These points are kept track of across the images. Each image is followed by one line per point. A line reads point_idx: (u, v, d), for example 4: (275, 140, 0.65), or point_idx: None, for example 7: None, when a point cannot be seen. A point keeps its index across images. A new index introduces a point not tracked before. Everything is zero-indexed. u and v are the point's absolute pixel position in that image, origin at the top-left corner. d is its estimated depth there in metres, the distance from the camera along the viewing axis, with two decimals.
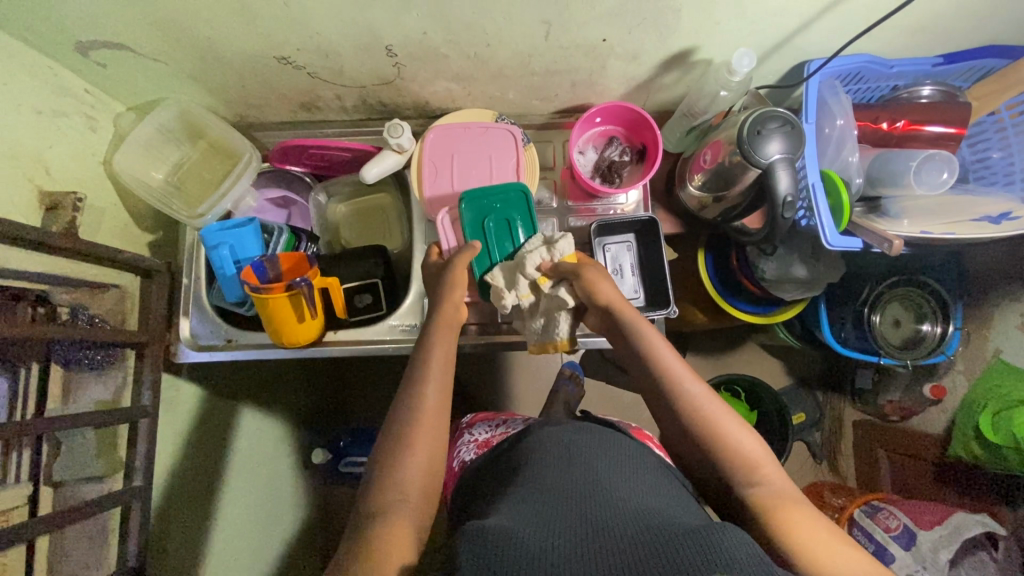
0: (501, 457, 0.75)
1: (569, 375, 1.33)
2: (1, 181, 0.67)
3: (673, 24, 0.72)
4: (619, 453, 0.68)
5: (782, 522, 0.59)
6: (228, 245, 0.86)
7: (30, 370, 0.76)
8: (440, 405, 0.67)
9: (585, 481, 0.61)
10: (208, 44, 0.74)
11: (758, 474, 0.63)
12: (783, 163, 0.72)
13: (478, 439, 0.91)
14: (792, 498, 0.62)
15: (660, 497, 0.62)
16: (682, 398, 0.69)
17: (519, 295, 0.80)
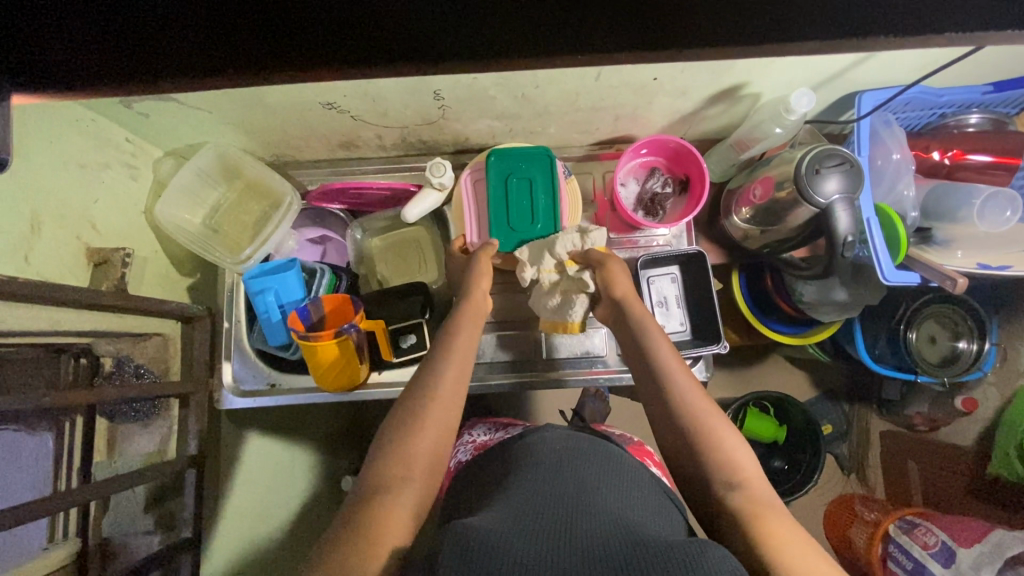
0: (486, 467, 0.71)
1: (594, 392, 1.32)
2: (52, 243, 0.66)
3: (728, 62, 0.71)
4: (609, 462, 0.67)
5: (761, 528, 0.55)
6: (272, 291, 0.86)
7: (75, 423, 0.77)
8: (450, 405, 0.64)
9: (571, 490, 0.59)
10: (254, 93, 0.73)
11: (740, 479, 0.61)
12: (842, 202, 0.71)
13: (476, 440, 0.90)
14: (777, 511, 0.58)
15: (644, 513, 0.60)
16: (680, 394, 0.67)
17: (540, 271, 0.82)
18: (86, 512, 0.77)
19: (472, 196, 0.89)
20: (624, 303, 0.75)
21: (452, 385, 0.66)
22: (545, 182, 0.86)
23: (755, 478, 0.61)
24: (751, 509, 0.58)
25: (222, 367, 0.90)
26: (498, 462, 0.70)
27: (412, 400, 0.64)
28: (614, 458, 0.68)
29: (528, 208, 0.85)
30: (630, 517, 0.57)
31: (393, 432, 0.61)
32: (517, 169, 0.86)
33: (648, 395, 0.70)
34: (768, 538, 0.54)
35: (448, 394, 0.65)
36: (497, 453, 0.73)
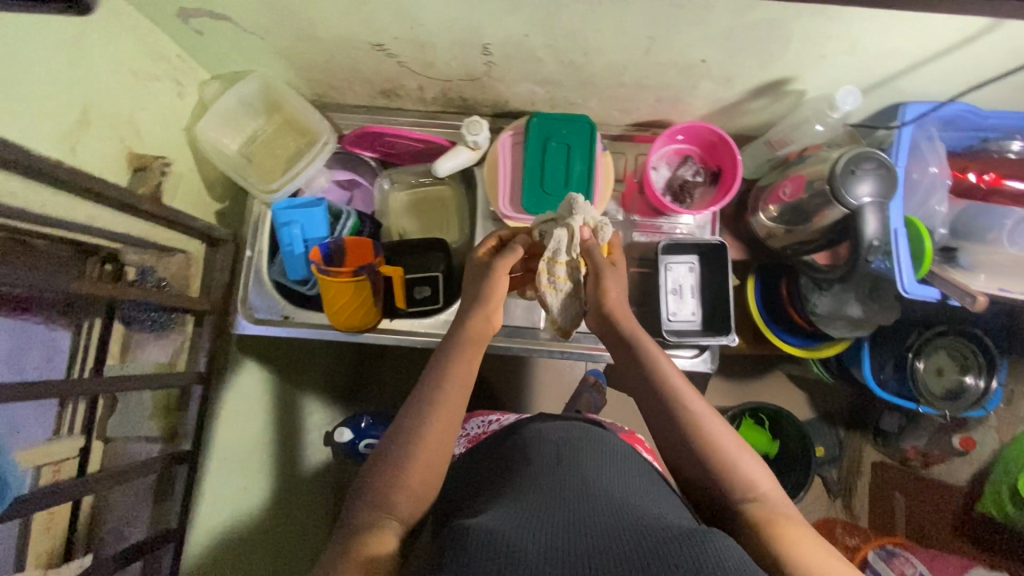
0: (492, 450, 0.72)
1: (591, 382, 1.35)
2: (96, 140, 0.67)
3: (779, 51, 0.71)
4: (611, 453, 0.67)
5: (778, 536, 0.58)
6: (297, 224, 0.87)
7: (93, 324, 0.81)
8: (442, 428, 0.65)
9: (574, 477, 0.60)
10: (309, 24, 0.74)
11: (756, 492, 0.62)
12: (873, 206, 0.71)
13: (469, 434, 0.94)
14: (790, 517, 0.61)
15: (657, 502, 0.60)
16: (688, 409, 0.67)
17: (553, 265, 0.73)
18: (94, 407, 0.81)
19: (509, 155, 0.91)
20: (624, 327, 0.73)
21: (443, 414, 0.66)
22: (583, 151, 0.88)
23: (768, 486, 0.63)
24: (765, 516, 0.60)
25: (239, 295, 0.91)
26: (500, 451, 0.71)
27: (407, 422, 0.65)
28: (616, 452, 0.68)
29: (563, 172, 0.89)
30: (631, 502, 0.57)
31: (400, 455, 0.63)
32: (556, 133, 0.89)
33: (661, 428, 0.69)
34: (778, 536, 0.58)
35: (438, 419, 0.65)
36: (505, 437, 0.73)
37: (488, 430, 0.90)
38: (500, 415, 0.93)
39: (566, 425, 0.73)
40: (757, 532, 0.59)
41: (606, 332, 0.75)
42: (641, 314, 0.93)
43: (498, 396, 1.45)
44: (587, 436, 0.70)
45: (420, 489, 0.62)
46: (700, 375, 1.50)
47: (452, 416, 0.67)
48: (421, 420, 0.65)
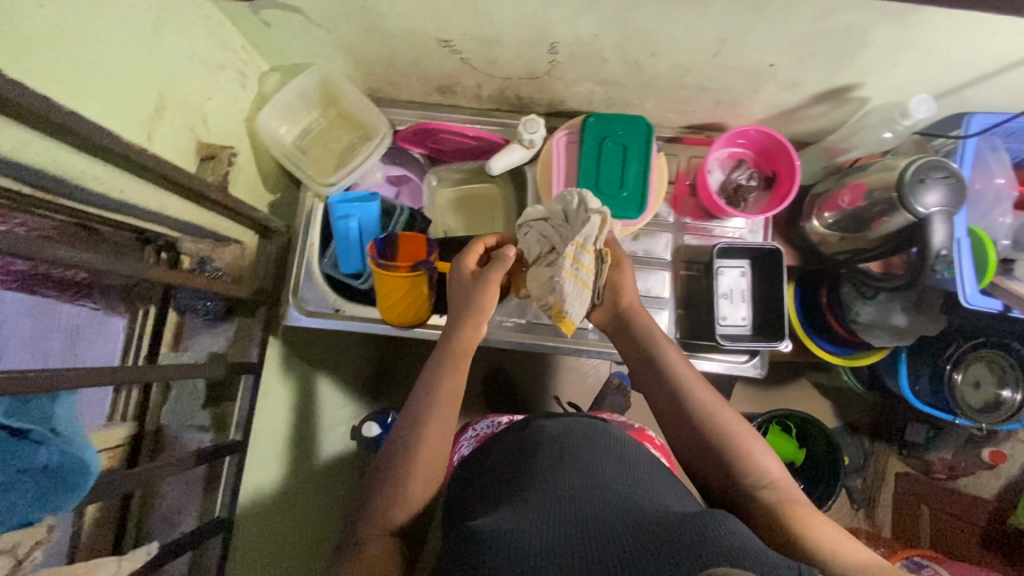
0: (502, 446, 0.72)
1: (617, 385, 1.36)
2: (169, 129, 0.68)
3: (850, 58, 0.71)
4: (621, 449, 0.66)
5: (793, 519, 0.60)
6: (354, 218, 0.89)
7: (147, 312, 0.82)
8: (440, 438, 0.67)
9: (579, 472, 0.60)
10: (379, 18, 0.74)
11: (768, 480, 0.65)
12: (942, 215, 0.71)
13: (478, 434, 0.92)
14: (801, 502, 0.63)
15: (667, 493, 0.60)
16: (694, 403, 0.71)
17: (580, 253, 0.74)
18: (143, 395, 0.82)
19: (564, 154, 0.91)
20: (629, 312, 0.80)
21: (439, 425, 0.67)
22: (639, 153, 0.88)
23: (779, 475, 0.65)
24: (779, 500, 0.63)
25: (291, 287, 0.91)
26: (508, 447, 0.71)
27: (408, 431, 0.67)
28: (624, 446, 0.68)
29: (618, 174, 0.88)
30: (640, 498, 0.57)
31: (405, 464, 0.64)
32: (613, 133, 0.88)
33: (668, 415, 0.73)
34: (796, 521, 0.60)
35: (434, 429, 0.67)
36: (513, 435, 0.73)
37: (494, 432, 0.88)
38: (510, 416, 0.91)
39: (570, 420, 0.73)
40: (771, 517, 0.61)
41: (620, 329, 0.81)
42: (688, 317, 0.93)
43: (525, 396, 1.45)
44: (594, 426, 0.71)
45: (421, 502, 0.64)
46: (727, 380, 1.50)
47: (447, 428, 0.68)
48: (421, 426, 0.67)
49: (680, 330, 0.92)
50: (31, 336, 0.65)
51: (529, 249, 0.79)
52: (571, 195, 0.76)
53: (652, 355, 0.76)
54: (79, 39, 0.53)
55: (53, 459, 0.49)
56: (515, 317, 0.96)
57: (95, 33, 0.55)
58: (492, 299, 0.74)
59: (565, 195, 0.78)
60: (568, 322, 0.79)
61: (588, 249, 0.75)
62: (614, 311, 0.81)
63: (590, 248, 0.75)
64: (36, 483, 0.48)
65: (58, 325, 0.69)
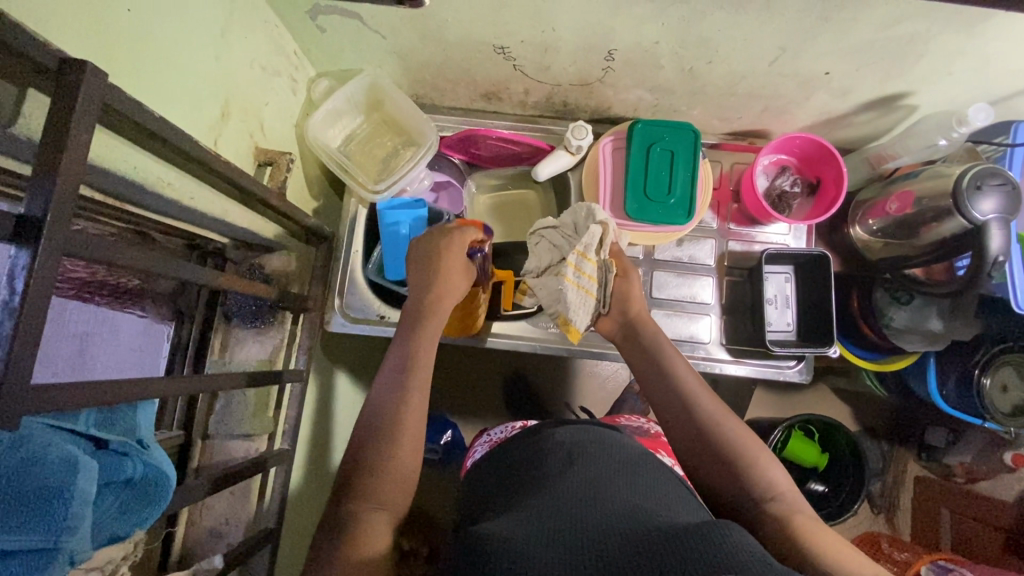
0: (511, 451, 0.72)
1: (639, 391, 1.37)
2: (232, 134, 0.67)
3: (907, 67, 0.72)
4: (628, 454, 0.66)
5: (801, 532, 0.57)
6: (404, 224, 0.88)
7: (195, 323, 0.81)
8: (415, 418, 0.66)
9: (582, 475, 0.60)
10: (437, 25, 0.74)
11: (776, 492, 0.62)
12: (998, 222, 0.71)
13: (492, 438, 0.93)
14: (810, 516, 0.60)
15: (670, 497, 0.59)
16: (703, 411, 0.68)
17: (581, 258, 0.79)
18: (193, 405, 0.81)
19: (610, 161, 0.92)
20: (637, 321, 0.79)
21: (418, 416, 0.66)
22: (687, 159, 0.88)
23: (787, 487, 0.62)
24: (786, 513, 0.59)
25: (337, 293, 0.91)
26: (511, 456, 0.71)
27: (390, 412, 0.65)
28: (628, 451, 0.67)
29: (666, 180, 0.88)
30: (648, 505, 0.56)
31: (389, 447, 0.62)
32: (660, 140, 0.89)
33: (669, 421, 0.70)
34: (804, 534, 0.57)
35: (415, 416, 0.66)
36: (521, 441, 0.72)
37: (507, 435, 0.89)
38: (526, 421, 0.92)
39: (578, 426, 0.73)
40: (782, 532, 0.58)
41: (626, 334, 0.79)
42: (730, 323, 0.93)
43: (547, 402, 1.45)
44: (597, 433, 0.70)
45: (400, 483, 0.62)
46: (749, 385, 1.50)
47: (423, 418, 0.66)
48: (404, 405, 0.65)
49: (725, 336, 0.92)
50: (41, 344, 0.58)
51: (541, 258, 0.87)
52: (580, 208, 0.83)
53: (658, 359, 0.75)
54: (153, 43, 0.52)
55: (138, 471, 0.48)
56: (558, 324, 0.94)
57: (170, 37, 0.55)
58: (452, 266, 0.77)
59: (575, 209, 0.84)
60: (574, 330, 0.81)
61: (590, 258, 0.79)
62: (624, 319, 0.80)
63: (591, 257, 0.79)
64: (119, 496, 0.47)
65: (67, 333, 0.61)
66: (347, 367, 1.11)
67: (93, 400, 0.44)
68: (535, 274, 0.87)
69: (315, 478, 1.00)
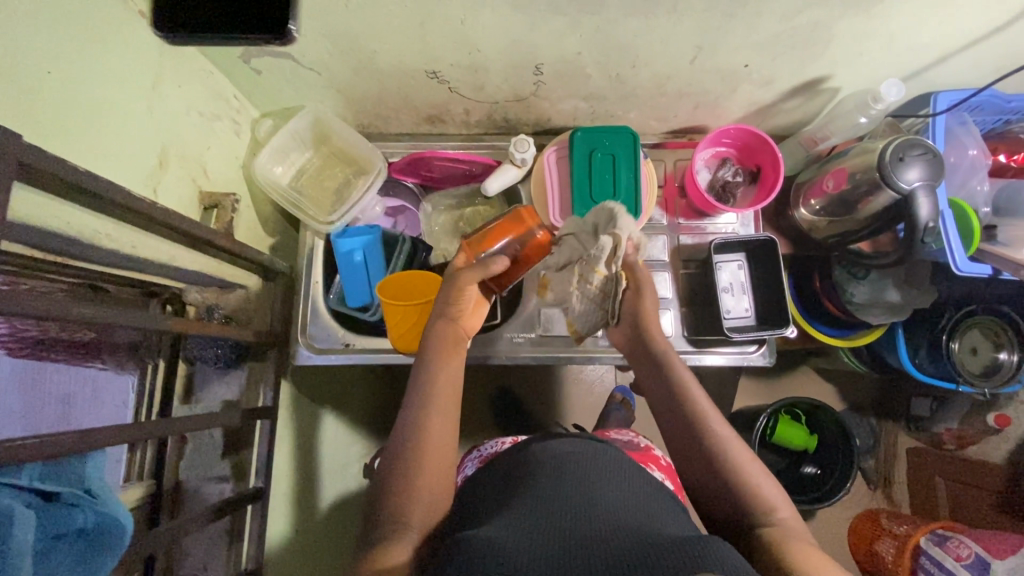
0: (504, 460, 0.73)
1: (619, 400, 1.38)
2: (172, 181, 0.69)
3: (819, 53, 0.75)
4: (618, 461, 0.68)
5: (791, 554, 0.57)
6: (359, 251, 0.91)
7: (158, 367, 0.81)
8: (438, 433, 0.67)
9: (575, 482, 0.61)
10: (369, 57, 0.76)
11: (774, 516, 0.62)
12: (924, 189, 0.74)
13: (483, 452, 0.93)
14: (806, 541, 0.59)
15: (645, 499, 0.62)
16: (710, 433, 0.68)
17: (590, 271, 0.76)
18: (162, 452, 0.79)
19: (556, 170, 0.94)
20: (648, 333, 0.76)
21: (395, 446, 0.66)
22: (628, 160, 0.91)
23: (782, 511, 0.62)
24: (778, 541, 0.59)
25: (299, 328, 0.91)
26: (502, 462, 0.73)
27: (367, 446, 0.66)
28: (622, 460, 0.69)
29: (610, 183, 0.91)
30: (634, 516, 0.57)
31: (401, 455, 0.65)
32: (601, 144, 0.91)
33: (675, 432, 0.70)
34: (798, 556, 0.56)
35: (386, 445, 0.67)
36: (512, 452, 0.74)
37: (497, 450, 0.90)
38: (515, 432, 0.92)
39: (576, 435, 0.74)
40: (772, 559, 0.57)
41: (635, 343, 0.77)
42: (693, 314, 0.95)
43: (536, 414, 1.45)
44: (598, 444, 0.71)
45: (437, 481, 0.65)
46: (731, 375, 1.52)
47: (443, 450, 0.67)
48: (429, 416, 0.67)
49: (686, 328, 0.94)
50: (20, 410, 0.59)
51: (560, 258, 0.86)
52: (601, 210, 0.76)
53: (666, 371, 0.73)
54: (79, 99, 0.54)
55: (89, 520, 0.48)
56: (524, 332, 0.96)
57: (93, 93, 0.56)
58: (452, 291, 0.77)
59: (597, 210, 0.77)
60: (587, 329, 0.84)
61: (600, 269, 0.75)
62: (636, 328, 0.77)
63: (602, 268, 0.75)
64: (72, 547, 0.48)
65: (46, 394, 0.63)
66: (324, 400, 1.11)
67: (43, 451, 0.45)
68: (557, 269, 0.88)
69: (303, 512, 1.00)
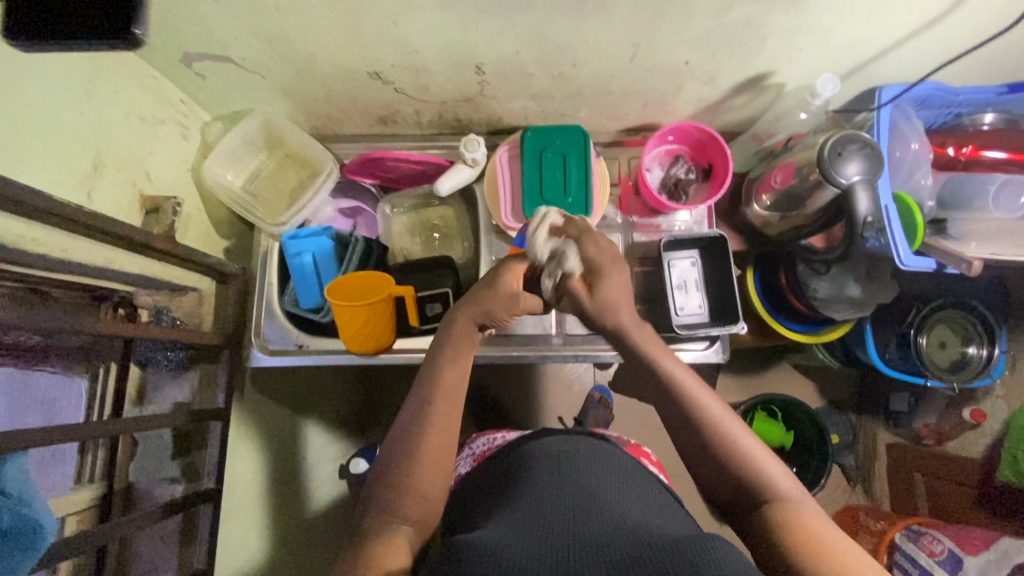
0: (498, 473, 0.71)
1: (598, 398, 1.37)
2: (109, 185, 0.70)
3: (757, 49, 0.75)
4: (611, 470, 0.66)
5: (792, 533, 0.54)
6: (310, 253, 0.91)
7: (110, 369, 0.80)
8: (441, 438, 0.63)
9: (572, 492, 0.59)
10: (309, 59, 0.76)
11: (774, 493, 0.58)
12: (862, 184, 0.74)
13: (474, 452, 0.86)
14: (813, 514, 0.56)
15: (646, 505, 0.60)
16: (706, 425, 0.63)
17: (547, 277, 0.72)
18: (113, 453, 0.80)
19: (508, 170, 0.94)
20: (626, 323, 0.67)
21: None
22: (578, 159, 0.91)
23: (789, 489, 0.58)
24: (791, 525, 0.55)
25: (253, 329, 0.92)
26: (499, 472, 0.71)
27: None
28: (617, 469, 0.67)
29: (561, 182, 0.91)
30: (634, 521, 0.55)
31: None
32: (551, 143, 0.92)
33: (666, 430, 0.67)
34: (802, 536, 0.53)
35: None
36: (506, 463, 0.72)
37: (491, 447, 0.82)
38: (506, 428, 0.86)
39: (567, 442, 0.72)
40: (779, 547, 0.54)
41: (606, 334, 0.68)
42: (647, 311, 0.95)
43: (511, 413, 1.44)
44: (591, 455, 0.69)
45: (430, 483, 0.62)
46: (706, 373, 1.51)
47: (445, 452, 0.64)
48: (429, 423, 0.64)
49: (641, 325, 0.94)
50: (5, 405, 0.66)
51: None
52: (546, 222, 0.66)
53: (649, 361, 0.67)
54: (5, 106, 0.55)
55: (9, 521, 0.51)
56: None
57: (19, 99, 0.57)
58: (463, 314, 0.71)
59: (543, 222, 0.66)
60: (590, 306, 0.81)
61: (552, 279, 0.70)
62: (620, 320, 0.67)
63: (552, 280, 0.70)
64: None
65: (32, 399, 0.70)
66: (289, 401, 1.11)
67: None
68: None
69: (272, 516, 0.99)
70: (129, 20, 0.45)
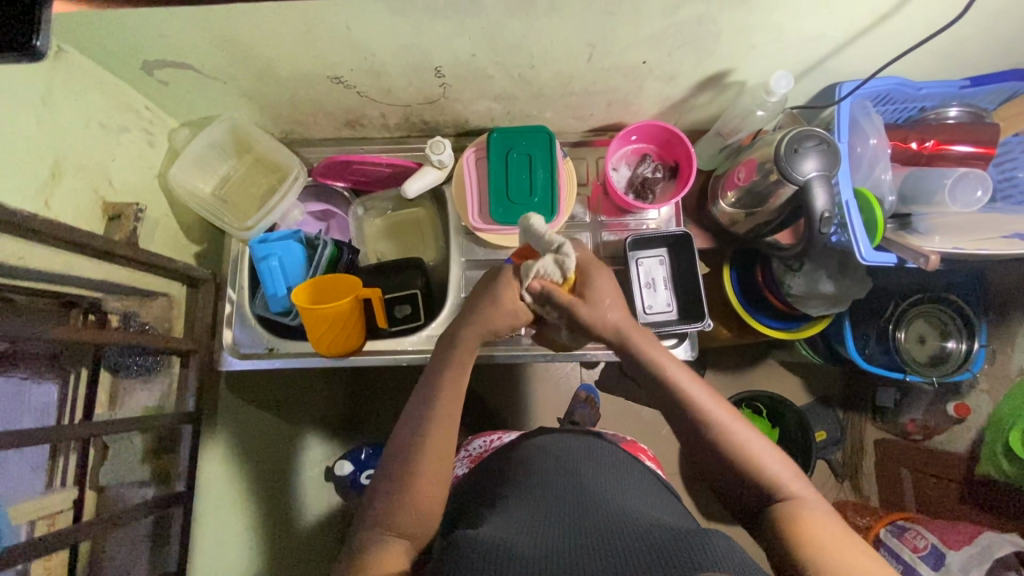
0: (485, 477, 0.69)
1: (584, 398, 1.35)
2: (70, 192, 0.71)
3: (713, 48, 0.76)
4: (607, 463, 0.66)
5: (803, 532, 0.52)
6: (276, 256, 0.91)
7: (80, 375, 0.81)
8: (409, 436, 0.62)
9: (573, 486, 0.59)
10: (269, 64, 0.77)
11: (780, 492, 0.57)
12: (819, 180, 0.74)
13: (472, 453, 0.85)
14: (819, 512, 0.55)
15: (646, 501, 0.59)
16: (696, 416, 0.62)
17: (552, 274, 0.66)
18: (85, 457, 0.81)
19: (475, 172, 0.95)
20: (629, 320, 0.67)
21: None
22: (544, 158, 0.91)
23: (787, 481, 0.57)
24: (799, 520, 0.54)
25: (223, 330, 0.92)
26: (494, 474, 0.69)
27: None
28: (620, 465, 0.66)
29: (527, 181, 0.91)
30: (636, 513, 0.55)
31: None
32: (517, 144, 0.92)
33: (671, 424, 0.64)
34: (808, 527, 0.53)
35: None
36: (496, 462, 0.71)
37: (489, 449, 0.82)
38: (502, 431, 0.85)
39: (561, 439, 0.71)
40: (784, 541, 0.53)
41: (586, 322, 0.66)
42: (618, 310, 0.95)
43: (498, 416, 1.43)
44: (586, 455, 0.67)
45: (419, 490, 0.59)
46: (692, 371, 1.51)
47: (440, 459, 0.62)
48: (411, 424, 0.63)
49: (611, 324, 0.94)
50: None
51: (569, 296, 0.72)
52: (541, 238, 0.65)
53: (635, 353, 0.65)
54: None
55: None
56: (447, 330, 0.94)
57: None
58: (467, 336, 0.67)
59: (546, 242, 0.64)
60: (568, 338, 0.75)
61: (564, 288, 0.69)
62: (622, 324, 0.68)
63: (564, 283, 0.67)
64: None
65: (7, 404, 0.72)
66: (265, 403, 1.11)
67: None
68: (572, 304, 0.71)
69: (252, 517, 0.99)
70: (31, 30, 0.46)
